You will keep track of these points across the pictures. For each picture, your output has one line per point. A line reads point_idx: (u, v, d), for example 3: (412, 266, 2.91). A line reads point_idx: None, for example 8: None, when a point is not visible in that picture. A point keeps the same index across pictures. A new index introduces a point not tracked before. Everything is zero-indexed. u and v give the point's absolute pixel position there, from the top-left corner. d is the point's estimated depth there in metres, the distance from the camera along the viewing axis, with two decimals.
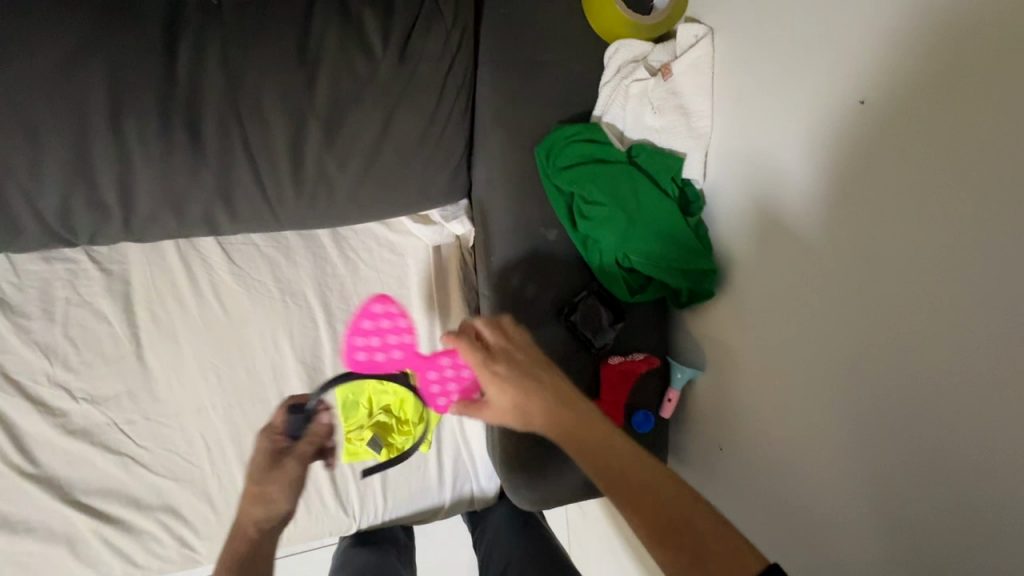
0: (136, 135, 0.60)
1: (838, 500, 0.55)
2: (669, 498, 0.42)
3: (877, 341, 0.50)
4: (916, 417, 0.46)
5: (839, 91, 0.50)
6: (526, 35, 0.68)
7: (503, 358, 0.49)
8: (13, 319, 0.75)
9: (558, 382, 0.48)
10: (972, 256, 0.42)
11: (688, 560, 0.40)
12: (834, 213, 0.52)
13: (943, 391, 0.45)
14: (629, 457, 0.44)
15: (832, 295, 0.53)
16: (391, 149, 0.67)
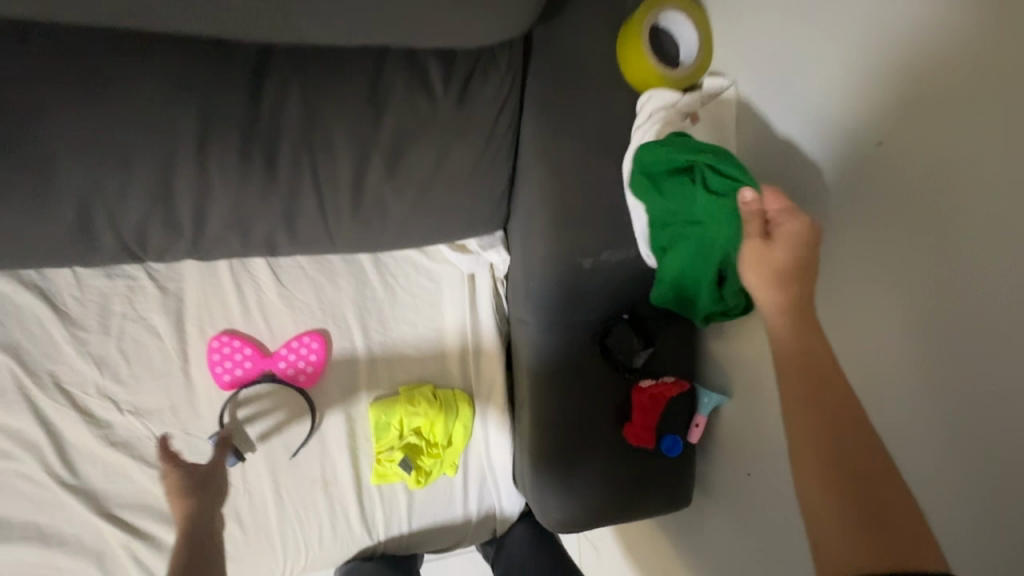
0: (217, 162, 0.66)
1: None
2: (885, 478, 0.44)
3: (899, 353, 0.57)
4: (992, 417, 0.49)
5: (861, 135, 0.58)
6: (571, 82, 0.75)
7: (798, 260, 0.51)
8: (72, 331, 0.79)
9: (812, 318, 0.51)
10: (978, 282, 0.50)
11: (862, 519, 0.42)
12: (885, 237, 0.56)
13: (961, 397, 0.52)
14: (853, 406, 0.46)
15: (890, 316, 0.57)
16: (443, 182, 0.74)
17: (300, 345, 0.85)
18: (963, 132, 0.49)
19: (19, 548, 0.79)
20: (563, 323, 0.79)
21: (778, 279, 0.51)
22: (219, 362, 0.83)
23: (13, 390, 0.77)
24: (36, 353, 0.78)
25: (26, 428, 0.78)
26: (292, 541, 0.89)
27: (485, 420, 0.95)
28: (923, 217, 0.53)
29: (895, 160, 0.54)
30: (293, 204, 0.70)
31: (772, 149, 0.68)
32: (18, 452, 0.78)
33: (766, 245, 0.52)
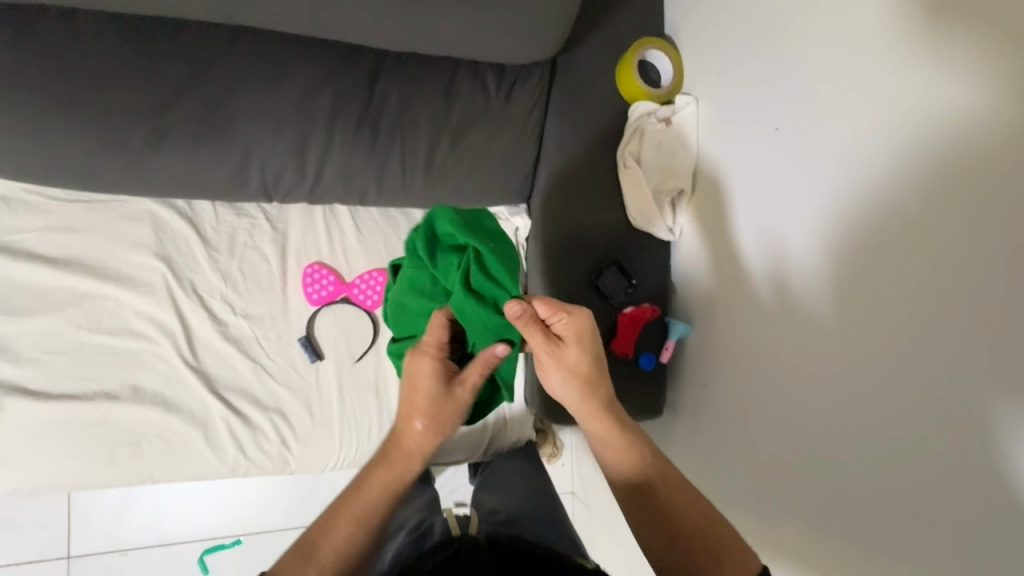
0: (339, 129, 0.95)
1: (780, 380, 0.86)
2: (673, 489, 0.72)
3: (795, 267, 0.83)
4: (886, 338, 0.71)
5: (767, 124, 0.87)
6: (583, 93, 1.06)
7: (572, 352, 0.74)
8: (208, 251, 1.07)
9: (594, 376, 0.75)
10: (836, 214, 0.77)
11: (680, 553, 0.67)
12: (817, 207, 0.79)
13: (830, 289, 0.78)
14: (642, 452, 0.75)
15: (826, 268, 0.79)
16: (490, 157, 1.03)
17: (370, 278, 1.12)
18: (868, 139, 0.72)
19: (148, 411, 1.04)
20: (569, 267, 1.07)
21: (566, 377, 0.75)
22: (311, 285, 1.11)
23: (163, 290, 1.05)
24: (181, 265, 1.06)
25: (167, 319, 1.05)
26: (347, 434, 1.13)
27: None
28: (845, 195, 0.75)
29: (826, 152, 0.77)
30: (383, 164, 1.00)
31: (733, 142, 0.94)
32: (158, 337, 1.05)
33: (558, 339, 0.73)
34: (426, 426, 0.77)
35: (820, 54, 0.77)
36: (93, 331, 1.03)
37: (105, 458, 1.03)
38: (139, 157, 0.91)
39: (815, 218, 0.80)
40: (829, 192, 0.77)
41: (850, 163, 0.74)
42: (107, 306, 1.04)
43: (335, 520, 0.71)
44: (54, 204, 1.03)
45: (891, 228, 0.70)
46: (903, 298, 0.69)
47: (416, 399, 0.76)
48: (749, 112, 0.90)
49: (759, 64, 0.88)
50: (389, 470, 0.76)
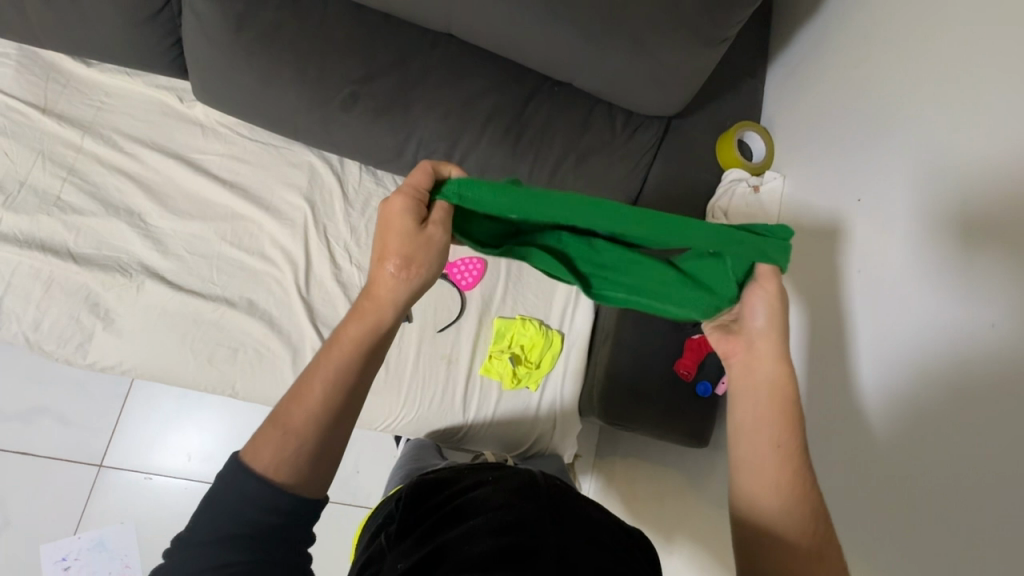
0: (491, 130, 1.16)
1: (828, 422, 0.90)
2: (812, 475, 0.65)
3: (857, 325, 0.89)
4: (946, 395, 0.72)
5: (851, 196, 0.97)
6: (687, 153, 1.26)
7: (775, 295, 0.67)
8: (345, 205, 1.25)
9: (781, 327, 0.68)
10: (904, 277, 0.83)
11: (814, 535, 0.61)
12: (851, 309, 0.90)
13: (886, 346, 0.82)
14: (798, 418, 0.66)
15: (889, 323, 0.83)
16: (601, 182, 1.21)
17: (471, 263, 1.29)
18: (940, 207, 0.79)
19: (255, 324, 1.15)
20: None
21: (767, 316, 0.67)
22: None
23: (300, 227, 1.21)
24: (321, 210, 1.24)
25: (296, 251, 1.20)
26: (413, 396, 1.22)
27: (567, 358, 1.29)
28: (879, 310, 0.85)
29: (875, 270, 0.88)
30: (516, 165, 1.19)
31: (803, 229, 1.07)
32: (283, 264, 1.19)
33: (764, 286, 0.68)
34: (402, 265, 0.63)
35: (896, 186, 0.88)
36: (233, 245, 1.18)
37: (205, 356, 1.13)
38: (332, 113, 1.13)
39: (851, 320, 0.90)
40: (869, 303, 0.87)
41: (891, 285, 0.84)
42: (251, 229, 1.20)
43: (306, 386, 0.65)
44: (238, 139, 1.24)
45: (906, 361, 0.78)
46: (903, 425, 0.77)
47: (389, 240, 0.62)
48: (827, 212, 1.02)
49: (839, 163, 1.02)
50: (362, 322, 0.65)
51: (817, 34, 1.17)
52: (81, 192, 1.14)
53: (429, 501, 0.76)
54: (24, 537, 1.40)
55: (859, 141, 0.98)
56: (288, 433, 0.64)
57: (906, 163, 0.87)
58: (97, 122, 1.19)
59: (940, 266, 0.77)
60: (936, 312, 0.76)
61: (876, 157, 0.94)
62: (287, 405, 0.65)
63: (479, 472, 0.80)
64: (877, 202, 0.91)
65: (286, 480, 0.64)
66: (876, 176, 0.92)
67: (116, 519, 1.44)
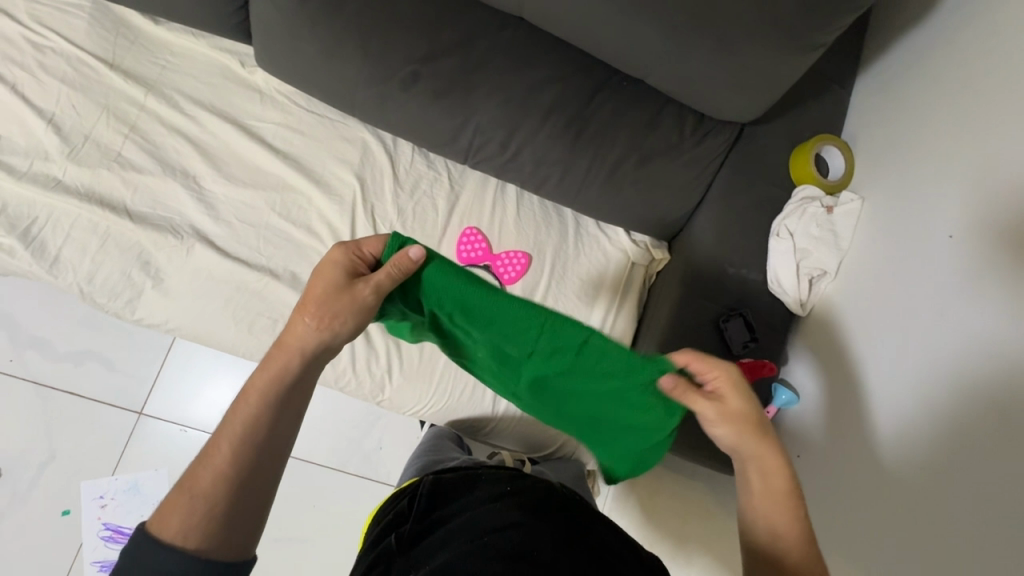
0: (553, 122, 1.10)
1: (910, 461, 0.86)
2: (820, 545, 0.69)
3: (941, 365, 0.85)
4: None
5: (941, 232, 0.91)
6: (758, 163, 1.17)
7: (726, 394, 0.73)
8: (395, 186, 1.22)
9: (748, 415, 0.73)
10: (1004, 318, 0.78)
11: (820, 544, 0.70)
12: (937, 352, 0.86)
13: (977, 389, 0.78)
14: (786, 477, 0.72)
15: (984, 366, 0.78)
16: (661, 187, 1.15)
17: (515, 256, 1.21)
18: None
19: (293, 296, 1.15)
20: (698, 305, 1.14)
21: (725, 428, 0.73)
22: (465, 244, 1.21)
23: (348, 203, 1.20)
24: (371, 189, 1.22)
25: (342, 228, 1.19)
26: (442, 385, 1.21)
27: None
28: (958, 372, 0.82)
29: (930, 332, 0.88)
30: (572, 162, 1.13)
31: (864, 263, 1.04)
32: (328, 240, 1.18)
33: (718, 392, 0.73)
34: (318, 318, 0.67)
35: (973, 251, 0.85)
36: (281, 217, 1.18)
37: (245, 323, 1.14)
38: (390, 91, 1.10)
39: (902, 378, 0.90)
40: (941, 365, 0.85)
41: (979, 329, 0.81)
42: (300, 201, 1.19)
43: (214, 446, 0.65)
44: (295, 109, 1.23)
45: (962, 441, 0.79)
46: (1003, 477, 0.73)
47: (310, 298, 0.68)
48: (891, 254, 0.99)
49: (915, 205, 0.98)
50: (271, 373, 0.67)
51: (919, 47, 1.07)
52: (141, 150, 1.15)
53: (442, 509, 0.70)
54: (67, 472, 1.48)
55: (950, 186, 0.92)
56: (194, 498, 0.63)
57: (986, 230, 0.84)
58: (160, 80, 1.20)
59: (1007, 349, 0.76)
60: (992, 398, 0.76)
61: (958, 209, 0.90)
62: (197, 468, 0.65)
63: (497, 478, 0.74)
64: (944, 261, 0.89)
65: (193, 547, 0.61)
66: (962, 229, 0.88)
67: (152, 465, 1.51)
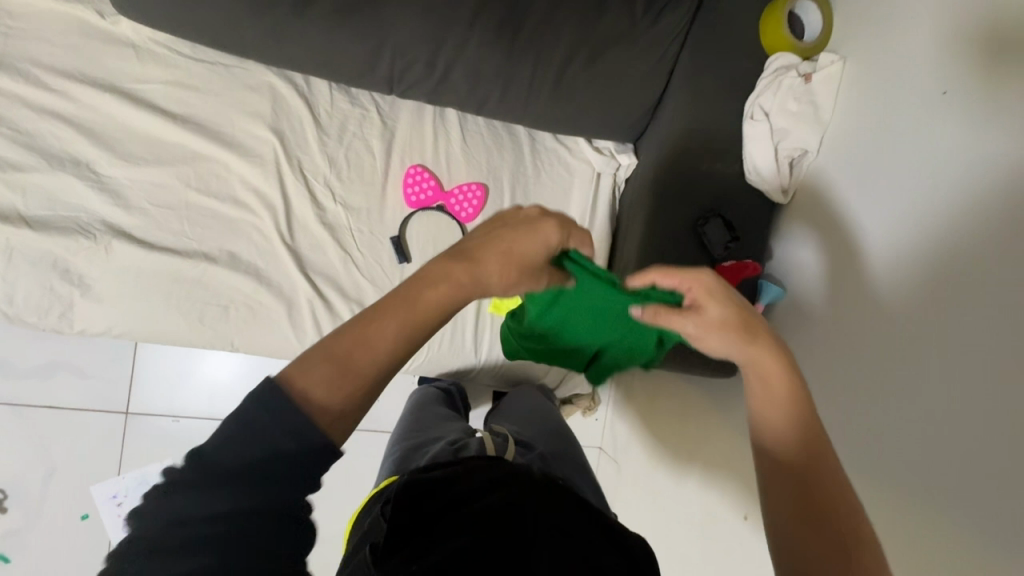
0: (481, 26, 0.93)
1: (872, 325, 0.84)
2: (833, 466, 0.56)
3: (927, 226, 0.79)
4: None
5: (934, 87, 0.80)
6: (724, 36, 1.01)
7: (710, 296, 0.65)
8: (320, 134, 1.07)
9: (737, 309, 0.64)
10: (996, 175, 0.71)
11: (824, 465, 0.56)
12: (924, 220, 0.80)
13: (964, 253, 0.73)
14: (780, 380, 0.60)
15: (971, 233, 0.73)
16: (617, 83, 1.00)
17: (469, 190, 1.12)
18: None
19: (242, 279, 1.06)
20: (672, 211, 1.05)
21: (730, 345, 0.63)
22: (411, 186, 1.11)
23: (271, 164, 1.06)
24: (293, 143, 1.07)
25: (272, 194, 1.06)
26: None
27: None
28: (944, 240, 0.76)
29: (938, 178, 0.78)
30: (512, 72, 0.98)
31: (855, 123, 0.92)
32: (261, 209, 1.06)
33: (697, 312, 0.65)
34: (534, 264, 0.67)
35: (984, 78, 0.73)
36: (201, 193, 1.05)
37: (195, 316, 1.06)
38: (282, 18, 0.91)
39: (880, 252, 0.85)
40: (928, 235, 0.79)
41: (970, 193, 0.74)
42: (217, 171, 1.05)
43: (379, 331, 0.55)
44: (182, 60, 1.04)
45: (971, 287, 0.71)
46: (973, 336, 0.71)
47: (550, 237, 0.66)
48: (884, 104, 0.88)
49: (906, 48, 0.85)
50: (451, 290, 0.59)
51: None
52: (14, 144, 0.99)
53: (424, 509, 0.62)
54: (71, 481, 1.48)
55: (946, 21, 0.79)
56: (347, 373, 0.52)
57: (996, 55, 0.72)
58: (8, 53, 1.00)
59: (994, 210, 0.70)
60: (1012, 238, 0.68)
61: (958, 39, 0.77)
62: (368, 346, 0.54)
63: (489, 471, 0.67)
64: (946, 100, 0.78)
65: (330, 411, 0.51)
66: (964, 61, 0.76)
67: (155, 457, 1.52)
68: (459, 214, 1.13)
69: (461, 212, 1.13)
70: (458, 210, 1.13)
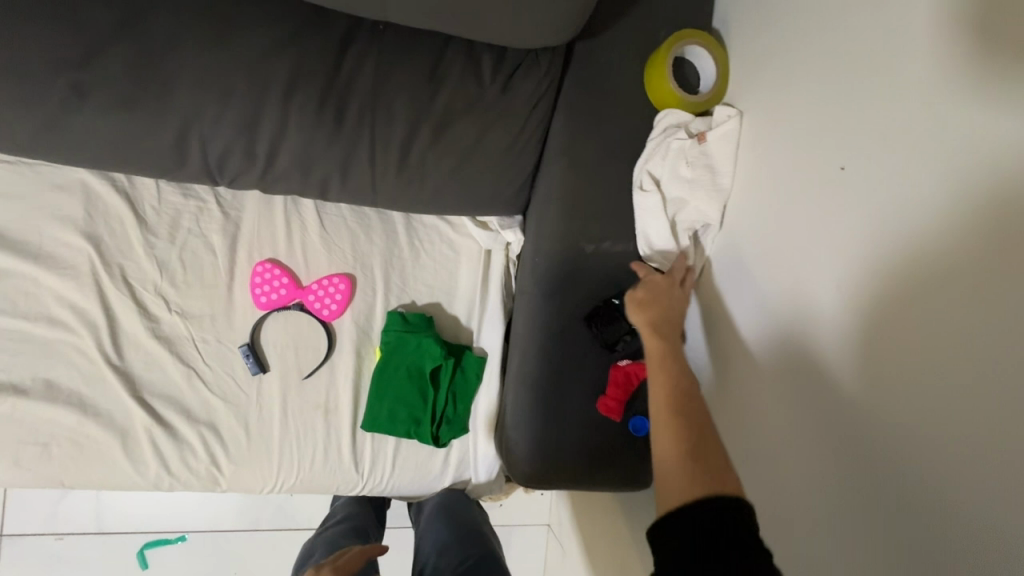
0: (298, 109, 0.79)
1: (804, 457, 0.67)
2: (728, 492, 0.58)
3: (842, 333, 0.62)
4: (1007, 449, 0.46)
5: (827, 160, 0.64)
6: (602, 94, 0.86)
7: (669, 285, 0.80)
8: (145, 235, 0.93)
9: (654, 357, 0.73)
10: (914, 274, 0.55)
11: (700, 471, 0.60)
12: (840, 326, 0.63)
13: (890, 372, 0.56)
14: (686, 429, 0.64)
15: (900, 350, 0.56)
16: (476, 159, 0.85)
17: (330, 284, 0.97)
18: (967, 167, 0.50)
19: (61, 411, 0.91)
20: (559, 301, 0.88)
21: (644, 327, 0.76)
22: (260, 286, 0.95)
23: (88, 275, 0.91)
24: (114, 247, 0.92)
25: (92, 309, 0.91)
26: (287, 458, 0.99)
27: (489, 383, 1.04)
28: (867, 354, 0.60)
29: (863, 241, 0.60)
30: (348, 155, 0.83)
31: (773, 162, 0.73)
32: (79, 328, 0.91)
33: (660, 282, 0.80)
34: None
35: (939, 108, 0.52)
36: (5, 314, 0.89)
37: (8, 458, 0.90)
38: (55, 116, 0.76)
39: (798, 360, 0.68)
40: (848, 346, 0.62)
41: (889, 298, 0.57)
42: (24, 287, 0.90)
43: None
44: None
45: (914, 407, 0.54)
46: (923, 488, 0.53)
47: None
48: (805, 140, 0.67)
49: (831, 68, 0.64)
50: None
51: None
52: None
53: None
54: None
55: (835, 66, 0.64)
56: None
57: (925, 87, 0.54)
58: None
59: (921, 322, 0.54)
60: (951, 358, 0.51)
61: (888, 63, 0.57)
62: None
63: None
64: (861, 137, 0.60)
65: None
66: (863, 128, 0.60)
67: None
68: (321, 312, 0.98)
69: (323, 309, 0.97)
70: (320, 307, 0.98)
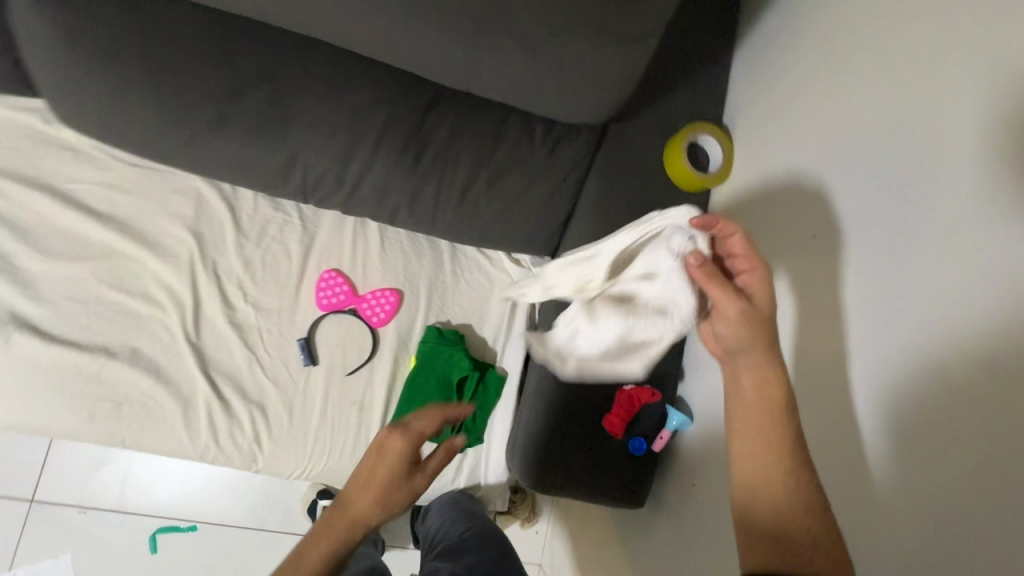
0: (387, 149, 0.99)
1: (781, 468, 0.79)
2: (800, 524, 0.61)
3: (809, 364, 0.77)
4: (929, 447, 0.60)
5: (802, 229, 0.82)
6: (629, 163, 1.05)
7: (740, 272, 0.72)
8: (238, 236, 1.11)
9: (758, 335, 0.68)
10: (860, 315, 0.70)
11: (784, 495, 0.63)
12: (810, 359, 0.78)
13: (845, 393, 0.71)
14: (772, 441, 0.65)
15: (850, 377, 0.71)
16: (521, 203, 1.04)
17: (382, 295, 1.13)
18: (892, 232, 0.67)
19: (139, 376, 1.05)
20: None
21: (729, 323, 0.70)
22: (323, 290, 1.12)
23: (186, 263, 1.09)
24: (211, 243, 1.10)
25: (183, 292, 1.08)
26: (320, 445, 1.11)
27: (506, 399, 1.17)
28: (828, 380, 0.74)
29: (826, 291, 0.76)
30: (419, 189, 1.02)
31: (799, 220, 0.83)
32: (169, 306, 1.07)
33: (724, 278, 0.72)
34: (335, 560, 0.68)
35: (878, 194, 0.70)
36: (112, 288, 1.07)
37: (86, 411, 1.04)
38: (199, 135, 0.96)
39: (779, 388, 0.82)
40: (817, 375, 0.76)
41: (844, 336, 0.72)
42: (132, 267, 1.08)
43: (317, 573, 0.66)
44: (114, 163, 1.10)
45: (863, 421, 0.68)
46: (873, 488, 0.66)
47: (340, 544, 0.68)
48: (810, 209, 0.82)
49: (812, 162, 0.82)
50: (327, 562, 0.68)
51: (782, 17, 0.95)
52: None
53: None
54: None
55: (814, 161, 0.82)
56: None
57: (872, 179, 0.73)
58: None
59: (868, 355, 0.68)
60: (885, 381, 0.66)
61: (849, 161, 0.76)
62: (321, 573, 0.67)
63: None
64: (825, 214, 0.78)
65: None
66: (830, 208, 0.77)
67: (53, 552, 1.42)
68: (371, 318, 1.14)
69: (373, 316, 1.13)
70: (371, 314, 1.13)
